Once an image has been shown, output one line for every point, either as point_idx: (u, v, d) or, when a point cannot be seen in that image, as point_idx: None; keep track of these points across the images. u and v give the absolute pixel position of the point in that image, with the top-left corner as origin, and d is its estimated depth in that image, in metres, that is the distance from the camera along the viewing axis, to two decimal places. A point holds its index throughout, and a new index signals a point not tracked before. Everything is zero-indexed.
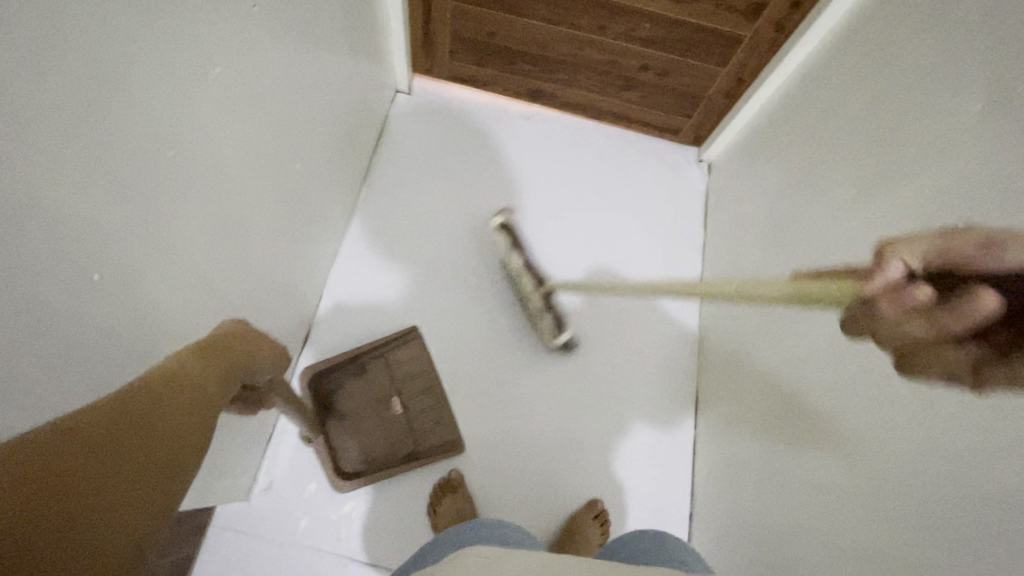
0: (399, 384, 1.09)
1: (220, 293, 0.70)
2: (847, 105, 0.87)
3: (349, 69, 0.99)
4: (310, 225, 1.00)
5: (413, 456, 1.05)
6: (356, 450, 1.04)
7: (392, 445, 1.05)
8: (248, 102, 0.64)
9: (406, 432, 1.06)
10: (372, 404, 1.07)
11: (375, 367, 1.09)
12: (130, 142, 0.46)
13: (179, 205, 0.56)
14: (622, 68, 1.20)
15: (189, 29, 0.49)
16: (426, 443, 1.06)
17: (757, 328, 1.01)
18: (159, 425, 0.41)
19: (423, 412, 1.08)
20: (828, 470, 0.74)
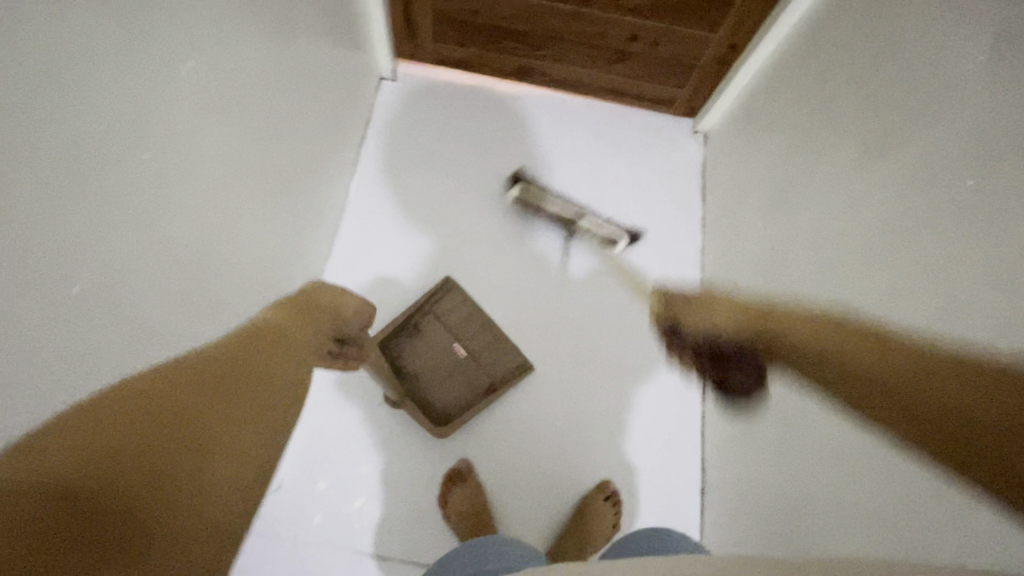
0: (454, 332, 1.11)
1: (211, 297, 0.69)
2: (845, 65, 0.84)
3: (332, 57, 0.96)
4: (300, 221, 0.98)
5: (494, 388, 1.08)
6: (438, 400, 1.08)
7: (470, 386, 1.08)
8: (227, 98, 0.62)
9: (478, 370, 1.09)
10: (435, 359, 1.09)
11: (426, 325, 1.11)
12: (104, 153, 0.44)
13: (163, 213, 0.54)
14: (613, 40, 1.17)
15: (154, 28, 0.47)
16: (498, 374, 1.09)
17: (762, 299, 0.99)
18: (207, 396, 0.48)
19: (488, 348, 1.10)
20: (838, 440, 0.73)
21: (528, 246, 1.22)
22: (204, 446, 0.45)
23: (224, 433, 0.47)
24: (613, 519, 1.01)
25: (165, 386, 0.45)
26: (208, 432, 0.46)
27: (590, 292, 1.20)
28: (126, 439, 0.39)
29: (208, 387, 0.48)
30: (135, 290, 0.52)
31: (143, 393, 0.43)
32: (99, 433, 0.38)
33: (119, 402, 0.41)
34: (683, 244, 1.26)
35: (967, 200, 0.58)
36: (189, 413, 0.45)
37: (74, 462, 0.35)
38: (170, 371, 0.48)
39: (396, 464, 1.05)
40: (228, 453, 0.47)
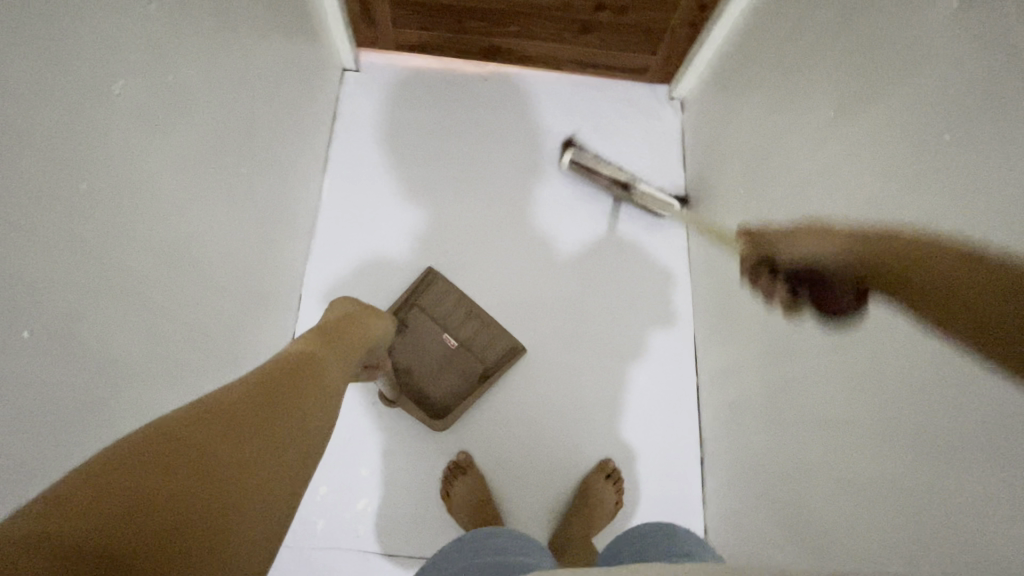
0: (442, 323, 1.10)
1: (179, 320, 0.67)
2: (815, 21, 0.81)
3: (285, 54, 0.93)
4: (272, 227, 0.96)
5: (487, 375, 1.07)
6: (433, 394, 1.08)
7: (463, 376, 1.08)
8: (167, 115, 0.60)
9: (469, 359, 1.09)
10: (426, 353, 1.09)
11: (413, 320, 1.09)
12: (18, 186, 0.42)
13: (100, 240, 0.51)
14: (576, 12, 1.13)
15: (44, 42, 0.43)
16: (491, 361, 1.09)
17: (747, 266, 0.99)
18: (258, 411, 0.48)
19: (476, 336, 1.10)
20: (828, 405, 0.73)
21: (518, 224, 1.20)
22: (253, 473, 0.43)
23: (284, 444, 0.48)
24: (614, 498, 1.02)
25: (207, 419, 0.43)
26: (259, 461, 0.44)
27: (575, 272, 1.18)
28: (169, 477, 0.37)
29: (248, 413, 0.47)
30: (89, 324, 0.51)
31: (191, 413, 0.43)
32: (139, 475, 0.36)
33: (162, 440, 0.39)
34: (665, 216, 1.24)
35: (944, 156, 0.57)
36: (233, 445, 0.43)
37: (105, 511, 0.33)
38: (209, 402, 0.46)
39: (394, 463, 1.05)
40: (279, 484, 0.45)
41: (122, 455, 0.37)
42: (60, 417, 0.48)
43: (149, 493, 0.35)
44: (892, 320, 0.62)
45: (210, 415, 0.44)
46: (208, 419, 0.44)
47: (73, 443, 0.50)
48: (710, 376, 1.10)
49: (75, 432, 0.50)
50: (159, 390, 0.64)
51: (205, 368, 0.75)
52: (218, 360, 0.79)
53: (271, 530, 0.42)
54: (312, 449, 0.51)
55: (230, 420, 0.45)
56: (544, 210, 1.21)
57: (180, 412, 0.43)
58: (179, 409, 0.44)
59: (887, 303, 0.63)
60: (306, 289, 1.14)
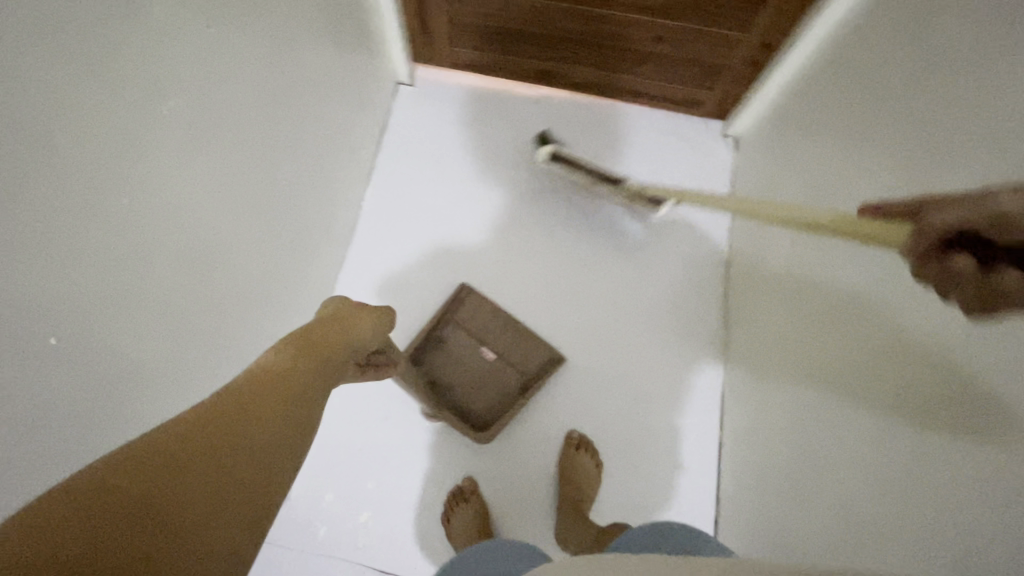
0: (479, 336, 1.12)
1: (200, 327, 0.69)
2: (883, 76, 0.76)
3: (337, 68, 0.95)
4: (306, 234, 0.98)
5: (528, 386, 1.09)
6: (472, 405, 1.10)
7: (503, 387, 1.10)
8: (212, 130, 0.62)
9: (508, 371, 1.11)
10: (465, 365, 1.12)
11: (450, 334, 1.12)
12: (57, 206, 0.43)
13: (133, 254, 0.53)
14: (634, 44, 1.10)
15: (102, 69, 0.45)
16: (531, 371, 1.10)
17: (782, 325, 0.93)
18: (221, 435, 0.43)
19: (512, 348, 1.11)
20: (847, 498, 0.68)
21: (551, 249, 1.18)
22: (223, 500, 0.39)
23: (249, 470, 0.43)
24: (593, 461, 1.02)
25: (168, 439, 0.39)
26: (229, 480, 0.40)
27: (602, 307, 1.15)
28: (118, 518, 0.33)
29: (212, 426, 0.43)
30: (113, 332, 0.53)
31: (153, 441, 0.38)
32: (81, 525, 0.32)
33: (112, 488, 0.34)
34: (707, 256, 1.20)
35: None
36: (198, 468, 0.39)
37: None
38: (178, 420, 0.42)
39: (399, 479, 1.05)
40: (253, 501, 0.42)
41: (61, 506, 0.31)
42: (73, 420, 0.50)
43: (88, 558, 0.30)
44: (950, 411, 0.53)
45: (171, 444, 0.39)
46: (168, 450, 0.38)
47: (84, 446, 0.52)
48: (736, 434, 1.04)
49: (85, 434, 0.52)
50: (172, 394, 0.66)
51: (223, 371, 0.77)
52: (235, 364, 0.81)
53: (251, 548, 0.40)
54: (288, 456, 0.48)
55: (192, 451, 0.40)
56: (577, 239, 1.19)
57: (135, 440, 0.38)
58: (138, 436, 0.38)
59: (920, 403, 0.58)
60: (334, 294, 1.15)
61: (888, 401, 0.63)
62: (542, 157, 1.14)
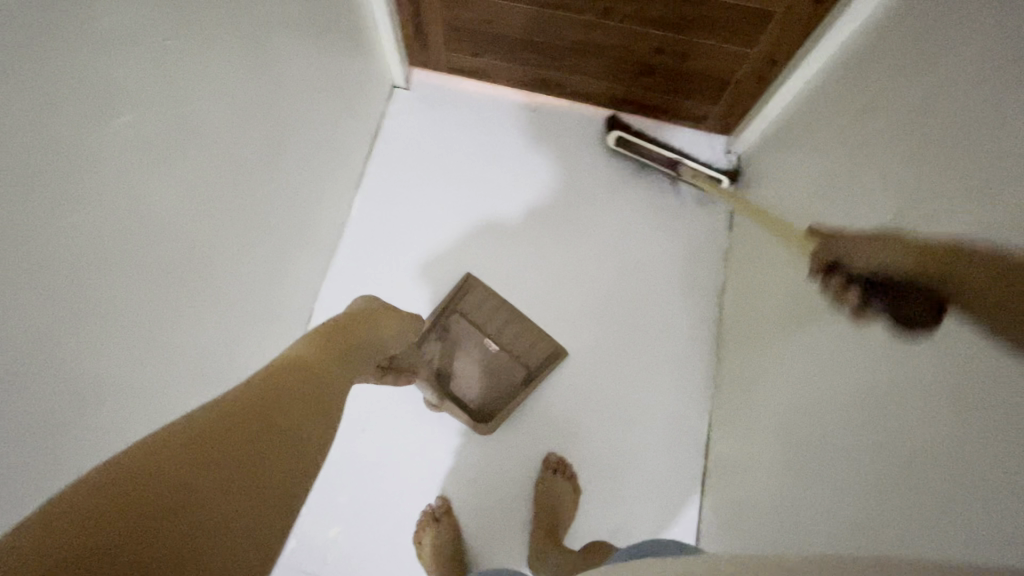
0: (482, 329, 1.08)
1: (159, 344, 0.67)
2: (889, 103, 0.71)
3: (320, 71, 0.93)
4: (283, 240, 0.96)
5: (530, 379, 1.06)
6: (473, 399, 1.06)
7: (506, 381, 1.06)
8: (168, 141, 0.59)
9: (511, 365, 1.07)
10: (469, 356, 1.08)
11: (453, 325, 1.08)
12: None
13: (77, 273, 0.51)
14: (633, 55, 1.06)
15: (41, 81, 0.43)
16: (535, 364, 1.07)
17: (777, 356, 0.89)
18: (269, 422, 0.51)
19: (517, 340, 1.08)
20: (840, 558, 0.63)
21: (540, 262, 1.15)
22: (256, 474, 0.46)
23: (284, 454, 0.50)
24: (571, 488, 0.99)
25: (196, 444, 0.44)
26: (243, 490, 0.44)
27: (591, 325, 1.11)
28: (142, 517, 0.37)
29: (233, 434, 0.47)
30: (59, 357, 0.51)
31: (214, 419, 0.48)
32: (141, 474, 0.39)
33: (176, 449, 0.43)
34: (703, 275, 1.15)
35: None
36: (216, 473, 0.43)
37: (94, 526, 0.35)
38: (227, 404, 0.51)
39: (372, 494, 1.02)
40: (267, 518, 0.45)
41: (137, 456, 0.41)
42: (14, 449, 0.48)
43: (147, 499, 0.38)
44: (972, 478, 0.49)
45: (225, 423, 0.48)
46: (222, 426, 0.48)
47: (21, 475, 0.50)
48: (718, 468, 1.00)
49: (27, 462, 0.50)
50: (128, 414, 0.63)
51: (182, 385, 0.74)
52: (198, 378, 0.78)
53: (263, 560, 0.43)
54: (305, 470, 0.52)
55: (241, 429, 0.48)
56: (567, 254, 1.15)
57: (197, 418, 0.47)
58: (199, 415, 0.48)
59: (937, 465, 0.53)
60: (319, 304, 1.14)
61: (906, 448, 0.57)
62: (611, 141, 1.18)
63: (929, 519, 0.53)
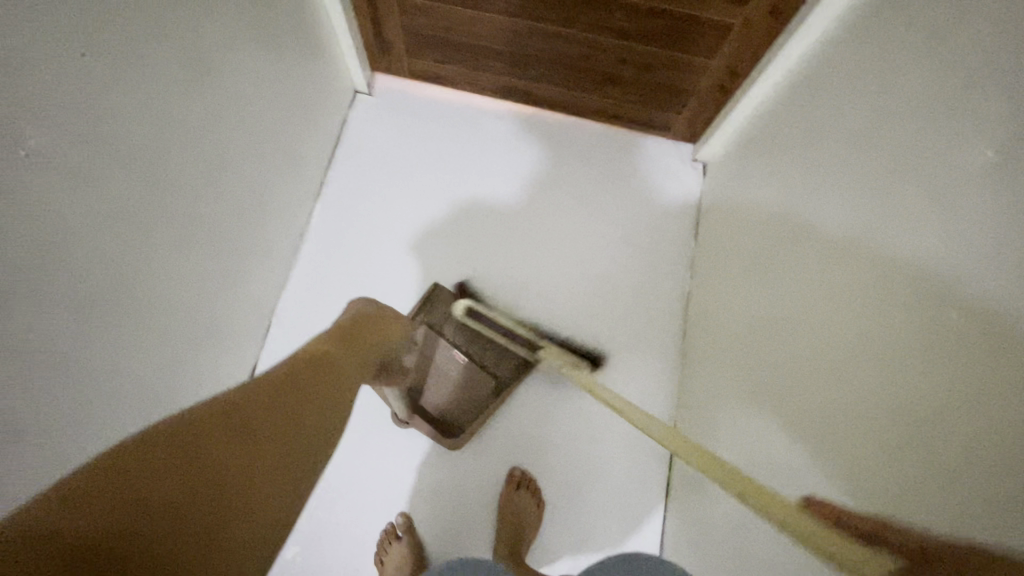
0: (451, 339, 1.07)
1: (101, 374, 0.63)
2: (841, 121, 0.72)
3: (278, 79, 0.90)
4: (241, 256, 0.93)
5: (500, 389, 1.04)
6: (443, 411, 1.05)
7: (476, 393, 1.05)
8: (111, 164, 0.57)
9: (480, 376, 1.05)
10: (438, 367, 1.06)
11: (422, 336, 1.06)
12: None
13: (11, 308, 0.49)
14: (596, 64, 1.05)
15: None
16: (504, 374, 1.05)
17: (739, 369, 0.89)
18: (282, 409, 0.51)
19: (487, 350, 1.07)
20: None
21: (507, 273, 1.14)
22: (266, 457, 0.47)
23: (296, 444, 0.50)
24: (536, 503, 0.98)
25: (216, 417, 0.46)
26: (247, 465, 0.45)
27: (558, 338, 1.10)
28: (152, 480, 0.39)
29: (251, 411, 0.49)
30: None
31: (230, 403, 0.48)
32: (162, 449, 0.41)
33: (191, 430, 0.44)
34: (669, 284, 1.15)
35: (965, 332, 0.46)
36: (223, 449, 0.44)
37: (108, 504, 0.36)
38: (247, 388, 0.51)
39: (335, 513, 1.00)
40: (272, 505, 0.45)
41: (156, 431, 0.42)
42: None
43: (162, 476, 0.39)
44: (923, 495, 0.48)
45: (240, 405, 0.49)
46: (239, 408, 0.48)
47: None
48: (683, 481, 1.00)
49: None
50: (68, 450, 0.60)
51: (135, 411, 0.72)
52: (151, 404, 0.75)
53: (256, 547, 0.43)
54: (312, 461, 0.51)
55: (256, 415, 0.49)
56: (533, 266, 1.14)
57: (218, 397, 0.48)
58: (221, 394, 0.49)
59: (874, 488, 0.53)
60: (278, 317, 1.10)
61: (850, 469, 0.57)
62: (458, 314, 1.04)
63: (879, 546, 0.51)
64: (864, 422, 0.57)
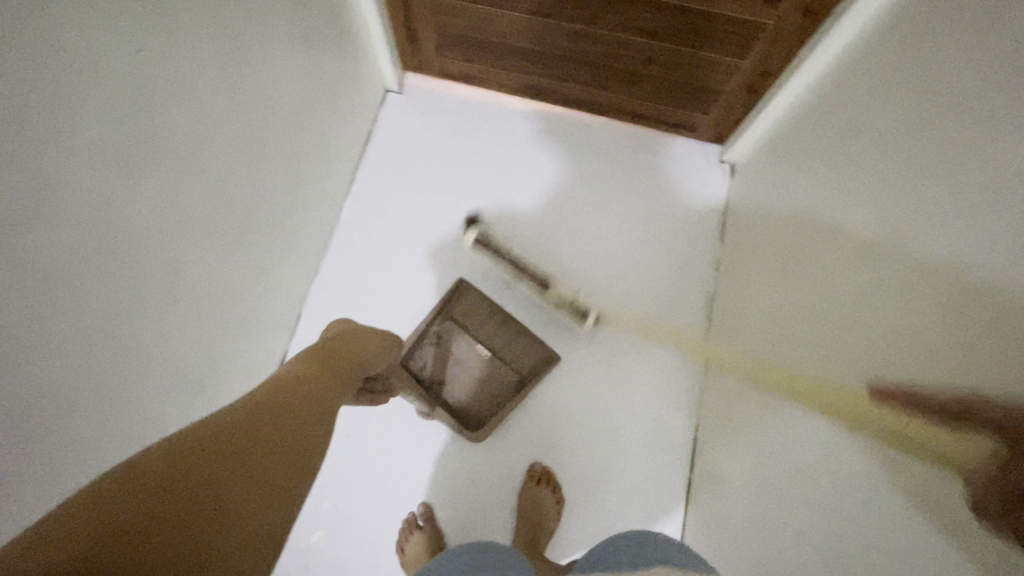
0: (474, 333, 1.08)
1: (139, 354, 0.67)
2: (872, 121, 0.71)
3: (311, 76, 0.93)
4: (272, 247, 0.96)
5: (523, 383, 1.05)
6: (465, 404, 1.05)
7: (498, 387, 1.06)
8: (152, 154, 0.60)
9: (502, 370, 1.06)
10: (460, 361, 1.07)
11: (445, 330, 1.07)
12: None
13: (57, 289, 0.52)
14: (623, 64, 1.06)
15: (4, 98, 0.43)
16: (526, 369, 1.06)
17: (763, 370, 0.88)
18: (261, 439, 0.46)
19: (509, 346, 1.07)
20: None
21: (532, 270, 1.15)
22: (245, 496, 0.42)
23: (275, 478, 0.45)
24: (556, 498, 0.99)
25: (189, 450, 0.41)
26: (223, 506, 0.40)
27: (580, 335, 1.11)
28: (118, 529, 0.34)
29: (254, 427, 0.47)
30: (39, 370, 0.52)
31: (201, 436, 0.43)
32: (126, 494, 0.36)
33: (160, 469, 0.38)
34: (692, 285, 1.15)
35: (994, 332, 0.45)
36: (198, 489, 0.39)
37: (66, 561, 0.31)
38: (221, 419, 0.46)
39: (357, 500, 1.02)
40: (261, 541, 0.41)
41: (118, 473, 0.37)
42: None
43: (129, 524, 0.34)
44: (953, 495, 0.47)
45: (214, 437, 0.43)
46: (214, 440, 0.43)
47: None
48: (703, 482, 1.00)
49: None
50: (109, 422, 0.64)
51: (169, 390, 0.75)
52: (184, 386, 0.79)
53: None
54: (288, 502, 0.46)
55: (234, 447, 0.44)
56: (556, 264, 1.15)
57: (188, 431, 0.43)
58: (191, 428, 0.44)
59: (898, 487, 0.53)
60: (307, 307, 1.14)
61: (874, 469, 0.57)
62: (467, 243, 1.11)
63: (910, 547, 0.50)
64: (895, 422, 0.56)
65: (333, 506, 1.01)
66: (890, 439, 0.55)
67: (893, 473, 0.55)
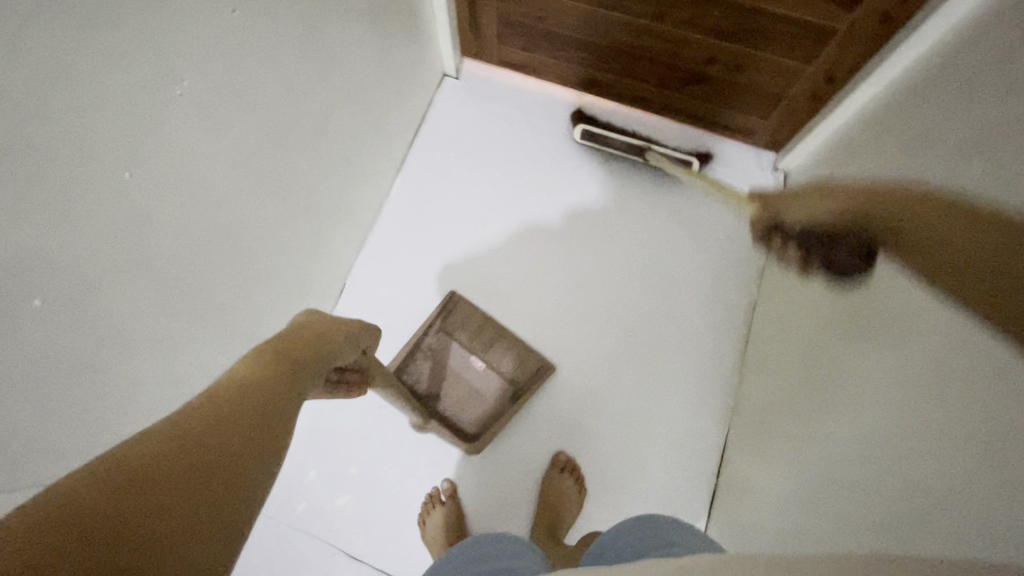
0: (468, 345, 1.08)
1: (191, 299, 0.71)
2: (946, 132, 0.69)
3: (375, 53, 0.95)
4: (323, 215, 0.99)
5: (519, 394, 1.05)
6: (459, 415, 1.05)
7: (495, 399, 1.05)
8: (223, 111, 0.64)
9: (498, 382, 1.06)
10: (455, 373, 1.07)
11: (438, 341, 1.08)
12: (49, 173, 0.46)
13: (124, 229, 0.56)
14: (684, 62, 1.05)
15: (98, 46, 0.47)
16: (523, 379, 1.06)
17: (799, 379, 0.87)
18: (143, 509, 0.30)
19: (506, 358, 1.08)
20: None
21: (573, 261, 1.15)
22: None
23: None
24: (578, 491, 0.99)
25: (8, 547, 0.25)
26: None
27: (615, 329, 1.11)
28: None
29: (215, 430, 0.36)
30: (102, 300, 0.56)
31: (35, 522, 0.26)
32: None
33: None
34: (735, 290, 1.13)
35: None
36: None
37: None
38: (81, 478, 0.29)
39: (384, 468, 1.05)
40: None
41: None
42: (50, 369, 0.53)
43: None
44: (996, 510, 0.46)
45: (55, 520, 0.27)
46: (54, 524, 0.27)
47: (58, 397, 0.55)
48: (728, 488, 0.98)
49: (62, 385, 0.55)
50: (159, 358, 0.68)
51: (217, 338, 0.79)
52: (232, 336, 0.83)
53: None
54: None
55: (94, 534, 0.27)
56: (595, 258, 1.15)
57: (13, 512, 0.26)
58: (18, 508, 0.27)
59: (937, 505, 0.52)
60: (351, 279, 1.17)
61: (912, 483, 0.56)
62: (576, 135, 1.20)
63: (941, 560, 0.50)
64: (937, 435, 0.55)
65: (361, 472, 1.04)
66: (936, 453, 0.54)
67: (930, 487, 0.53)
